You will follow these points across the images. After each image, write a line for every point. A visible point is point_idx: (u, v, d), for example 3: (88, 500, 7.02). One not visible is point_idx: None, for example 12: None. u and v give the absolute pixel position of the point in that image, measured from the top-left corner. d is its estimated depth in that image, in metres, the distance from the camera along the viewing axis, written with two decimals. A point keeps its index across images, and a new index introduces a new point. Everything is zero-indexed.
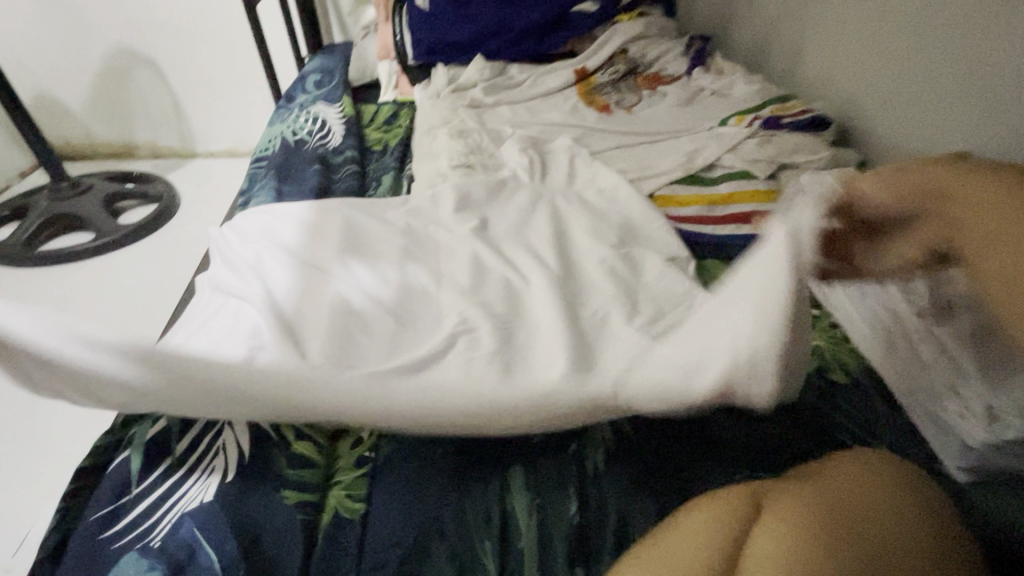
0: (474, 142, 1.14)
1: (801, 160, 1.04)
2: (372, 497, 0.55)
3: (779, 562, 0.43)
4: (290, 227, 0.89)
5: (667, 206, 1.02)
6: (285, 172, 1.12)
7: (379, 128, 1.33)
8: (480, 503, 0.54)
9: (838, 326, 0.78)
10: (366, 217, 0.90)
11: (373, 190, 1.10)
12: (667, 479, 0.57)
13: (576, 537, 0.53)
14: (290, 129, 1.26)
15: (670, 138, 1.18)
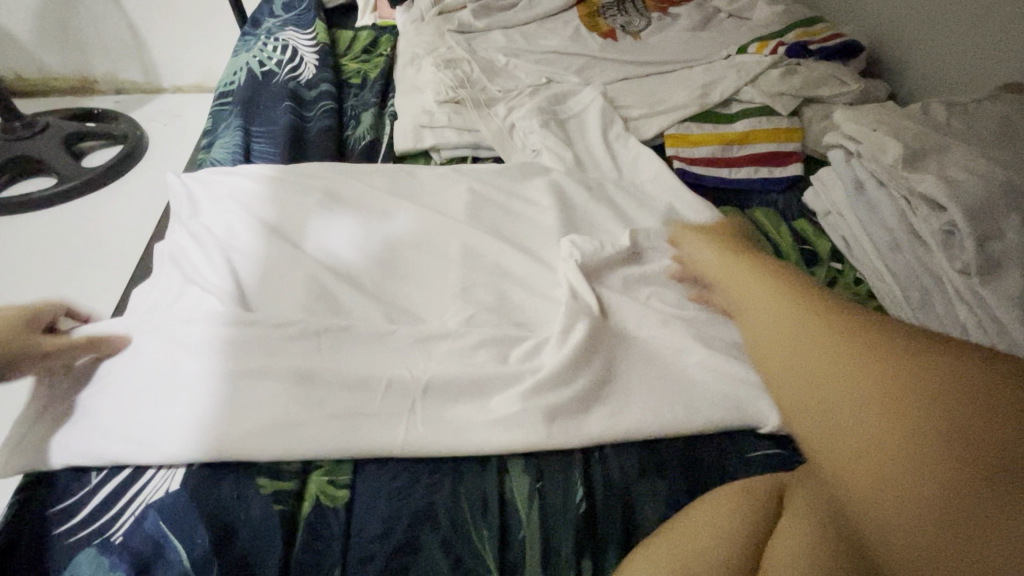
0: (463, 73, 1.02)
1: (828, 93, 0.92)
2: (358, 484, 0.51)
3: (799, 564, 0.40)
4: (259, 186, 0.79)
5: (678, 146, 0.92)
6: (252, 110, 0.99)
7: (356, 57, 1.18)
8: (476, 489, 0.50)
9: (863, 282, 0.72)
10: (344, 177, 0.81)
11: (351, 128, 0.98)
12: (684, 458, 0.53)
13: (584, 527, 0.49)
14: (256, 60, 1.11)
15: (683, 67, 1.06)
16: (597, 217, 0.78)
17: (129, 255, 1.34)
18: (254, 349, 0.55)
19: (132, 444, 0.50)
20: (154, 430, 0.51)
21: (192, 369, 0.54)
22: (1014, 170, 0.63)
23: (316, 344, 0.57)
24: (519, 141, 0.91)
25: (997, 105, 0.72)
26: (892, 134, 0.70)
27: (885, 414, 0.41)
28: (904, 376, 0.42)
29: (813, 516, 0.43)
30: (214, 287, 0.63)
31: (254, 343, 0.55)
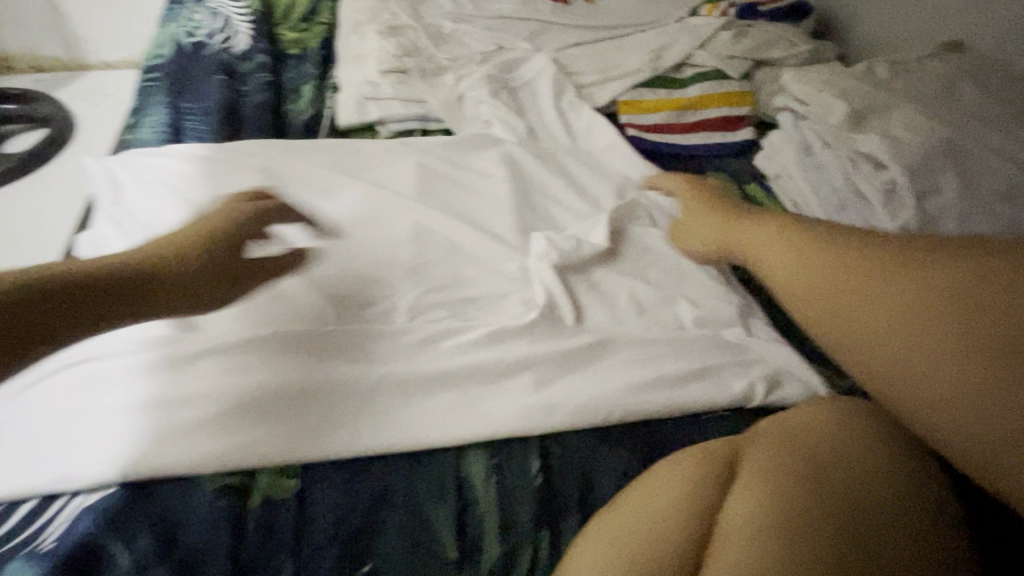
0: (409, 42, 0.97)
1: (778, 55, 0.93)
2: (311, 473, 0.49)
3: (762, 523, 0.40)
4: (188, 167, 0.74)
5: (633, 113, 0.90)
6: (182, 86, 0.92)
7: (294, 25, 1.11)
8: (433, 470, 0.49)
9: None
10: (282, 155, 0.77)
11: (291, 102, 0.92)
12: (640, 425, 0.54)
13: (545, 501, 0.49)
14: (184, 30, 1.03)
15: (635, 31, 1.04)
16: (551, 188, 0.77)
17: None
18: (197, 352, 0.53)
19: (50, 467, 0.47)
20: (100, 452, 0.47)
21: (128, 390, 0.51)
22: (951, 126, 0.64)
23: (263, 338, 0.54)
24: (470, 111, 0.88)
25: (936, 63, 0.73)
26: (838, 94, 0.71)
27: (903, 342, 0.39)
28: (915, 293, 0.40)
29: (769, 473, 0.43)
30: None
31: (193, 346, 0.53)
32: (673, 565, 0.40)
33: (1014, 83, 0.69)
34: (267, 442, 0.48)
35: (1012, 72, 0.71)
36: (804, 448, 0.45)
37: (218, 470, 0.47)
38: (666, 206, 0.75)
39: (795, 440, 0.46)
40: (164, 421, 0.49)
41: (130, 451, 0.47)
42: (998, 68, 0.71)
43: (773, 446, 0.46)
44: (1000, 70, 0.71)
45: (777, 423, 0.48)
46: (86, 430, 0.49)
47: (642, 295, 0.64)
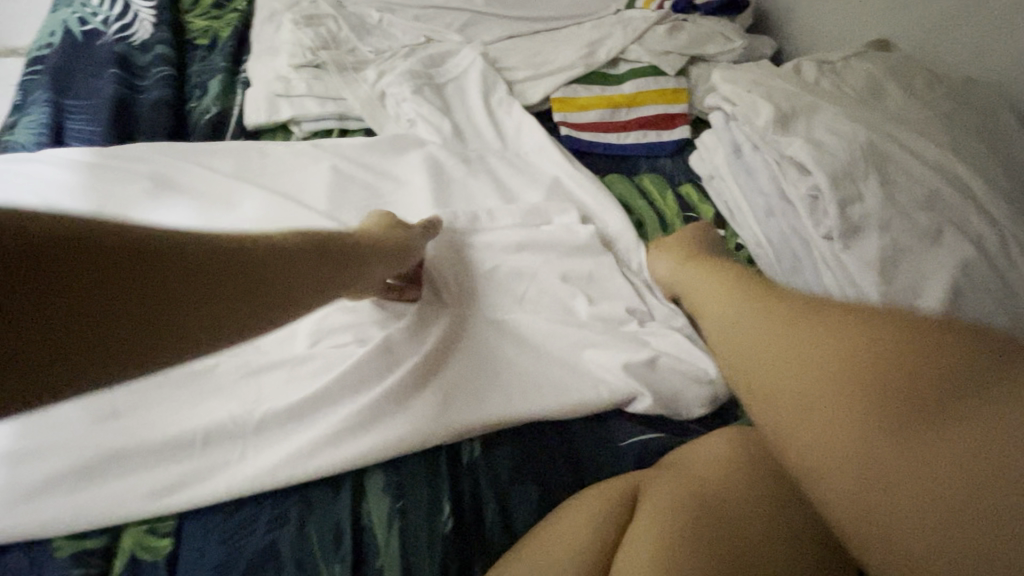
0: (329, 33, 0.90)
1: (713, 52, 0.91)
2: (184, 528, 0.44)
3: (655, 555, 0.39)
4: (67, 175, 0.67)
5: (566, 110, 0.86)
6: (67, 79, 0.83)
7: (204, 11, 1.02)
8: (327, 517, 0.45)
9: (744, 248, 0.72)
10: (176, 159, 0.70)
11: (194, 98, 0.84)
12: (558, 450, 0.51)
13: (455, 543, 0.45)
14: (76, 16, 0.93)
15: (572, 23, 0.99)
16: (477, 194, 0.73)
17: None
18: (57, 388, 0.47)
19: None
20: None
21: None
22: (875, 129, 0.63)
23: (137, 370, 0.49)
24: (392, 110, 0.82)
25: (863, 63, 0.72)
26: (765, 94, 0.69)
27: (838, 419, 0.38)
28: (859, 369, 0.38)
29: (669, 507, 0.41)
30: None
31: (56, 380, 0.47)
32: None
33: (937, 85, 0.69)
34: (128, 492, 0.43)
35: (934, 73, 0.70)
36: (703, 484, 0.43)
37: (70, 530, 0.41)
38: (596, 212, 0.72)
39: (694, 474, 0.44)
40: (8, 475, 0.43)
41: None
42: (922, 68, 0.71)
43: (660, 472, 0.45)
44: (923, 72, 0.70)
45: (682, 454, 0.47)
46: None
47: (564, 309, 0.60)
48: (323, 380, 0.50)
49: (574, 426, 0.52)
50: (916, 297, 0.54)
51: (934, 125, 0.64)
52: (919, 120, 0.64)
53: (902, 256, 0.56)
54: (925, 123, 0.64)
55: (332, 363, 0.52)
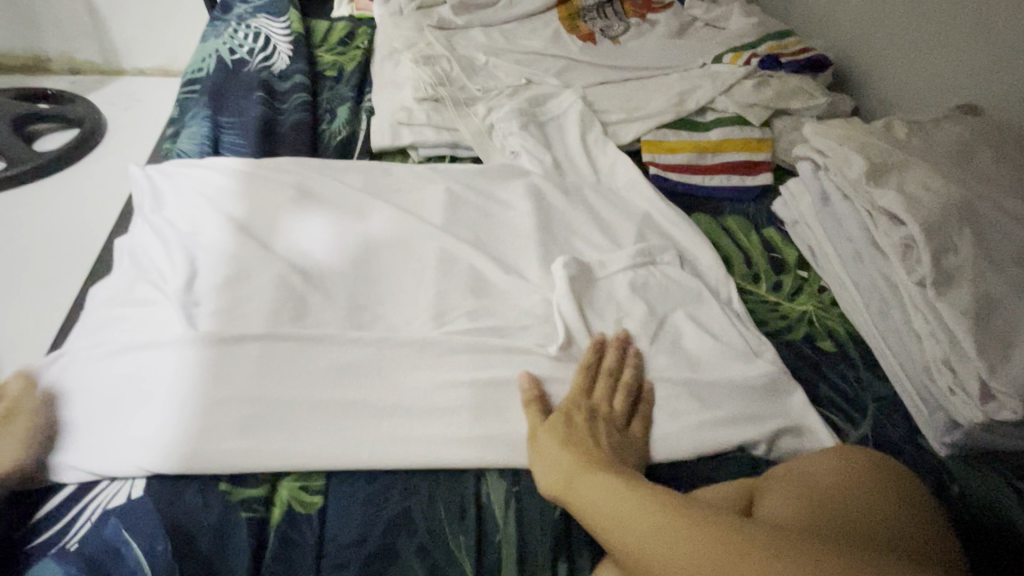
0: (443, 71, 1.01)
1: (797, 106, 0.96)
2: (331, 488, 0.50)
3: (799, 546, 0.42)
4: (227, 180, 0.77)
5: (656, 152, 0.93)
6: (221, 100, 0.96)
7: (331, 48, 1.15)
8: (452, 494, 0.51)
9: (826, 290, 0.76)
10: (316, 174, 0.80)
11: (325, 122, 0.96)
12: (658, 463, 0.57)
13: (564, 532, 0.50)
14: (226, 47, 1.08)
15: (661, 74, 1.07)
16: (575, 222, 0.80)
17: (70, 250, 1.09)
18: (232, 358, 0.56)
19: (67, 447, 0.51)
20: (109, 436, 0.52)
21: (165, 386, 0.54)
22: (968, 187, 0.66)
23: (301, 353, 0.58)
24: (498, 142, 0.91)
25: (952, 125, 0.76)
26: (857, 148, 0.73)
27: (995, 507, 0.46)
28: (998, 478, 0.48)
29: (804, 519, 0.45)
30: (174, 295, 0.61)
31: (229, 356, 0.56)
32: None
33: None
34: (292, 447, 0.51)
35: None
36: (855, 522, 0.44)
37: (262, 475, 0.50)
38: (686, 247, 0.78)
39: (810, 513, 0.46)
40: (199, 421, 0.52)
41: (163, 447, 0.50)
42: (1012, 133, 0.74)
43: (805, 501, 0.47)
44: (1013, 137, 0.74)
45: (788, 467, 0.51)
46: (126, 426, 0.52)
47: (659, 332, 0.66)
48: (446, 368, 0.59)
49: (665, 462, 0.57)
50: (1012, 347, 0.56)
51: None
52: (1011, 183, 0.68)
53: (997, 307, 0.58)
54: (1017, 185, 0.67)
55: (452, 351, 0.60)
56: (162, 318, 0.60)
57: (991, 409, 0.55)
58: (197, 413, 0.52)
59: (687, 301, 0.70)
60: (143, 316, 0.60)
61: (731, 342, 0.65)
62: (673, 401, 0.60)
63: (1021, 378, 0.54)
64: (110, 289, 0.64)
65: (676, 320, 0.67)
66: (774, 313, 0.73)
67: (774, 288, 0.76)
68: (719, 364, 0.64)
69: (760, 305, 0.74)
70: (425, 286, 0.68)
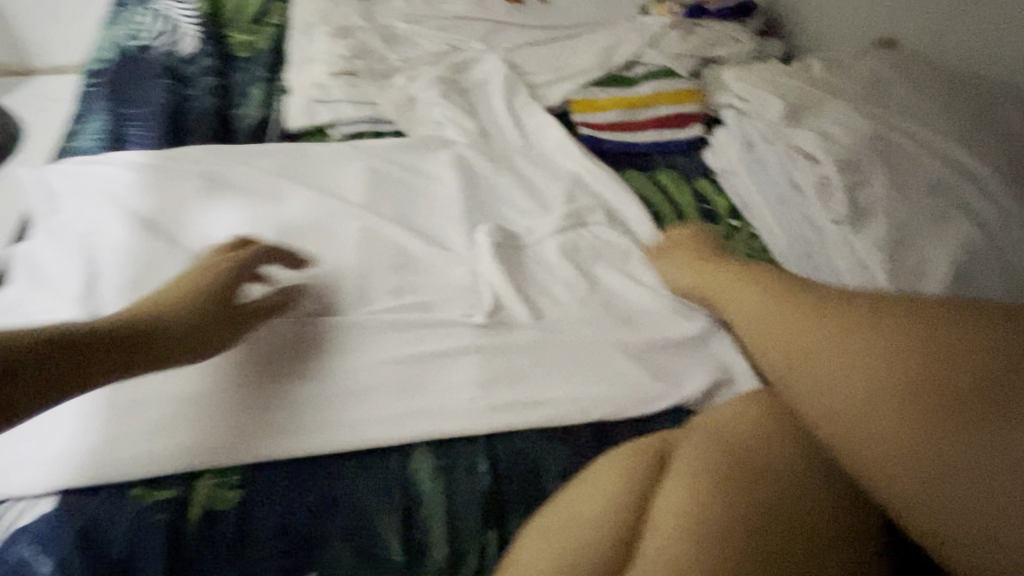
0: (360, 43, 0.96)
1: (724, 53, 0.95)
2: (253, 481, 0.49)
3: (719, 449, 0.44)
4: (125, 173, 0.72)
5: (586, 110, 0.91)
6: (122, 88, 0.89)
7: (244, 27, 1.08)
8: (378, 474, 0.49)
9: (757, 237, 0.75)
10: (227, 160, 0.76)
11: (238, 106, 0.91)
12: (588, 425, 0.55)
13: (493, 499, 0.50)
14: (128, 33, 1.00)
15: (589, 30, 1.04)
16: (503, 189, 0.78)
17: None
18: None
19: None
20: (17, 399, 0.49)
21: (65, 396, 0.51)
22: (882, 121, 0.67)
23: None
24: (421, 113, 0.88)
25: (869, 60, 0.76)
26: (774, 91, 0.73)
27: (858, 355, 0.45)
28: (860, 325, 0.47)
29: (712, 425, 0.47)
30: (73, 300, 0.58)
31: None
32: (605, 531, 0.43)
33: (942, 77, 0.72)
34: (206, 444, 0.49)
35: (939, 69, 0.74)
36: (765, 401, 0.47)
37: (175, 475, 0.48)
38: (616, 205, 0.77)
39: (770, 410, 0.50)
40: (108, 429, 0.50)
41: (64, 459, 0.48)
42: (927, 63, 0.74)
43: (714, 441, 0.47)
44: (928, 67, 0.74)
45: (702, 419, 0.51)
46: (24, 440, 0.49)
47: (587, 292, 0.65)
48: (370, 348, 0.57)
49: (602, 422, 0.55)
50: (924, 276, 0.57)
51: (940, 116, 0.67)
52: (925, 112, 0.68)
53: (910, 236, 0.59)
54: (930, 114, 0.68)
55: (377, 330, 0.58)
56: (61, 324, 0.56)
57: None
58: (103, 420, 0.50)
59: (616, 259, 0.70)
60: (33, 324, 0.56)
61: (660, 296, 0.65)
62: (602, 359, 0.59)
63: None
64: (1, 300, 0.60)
65: (605, 280, 0.67)
66: None
67: None
68: (648, 319, 0.64)
69: None
70: (346, 267, 0.65)
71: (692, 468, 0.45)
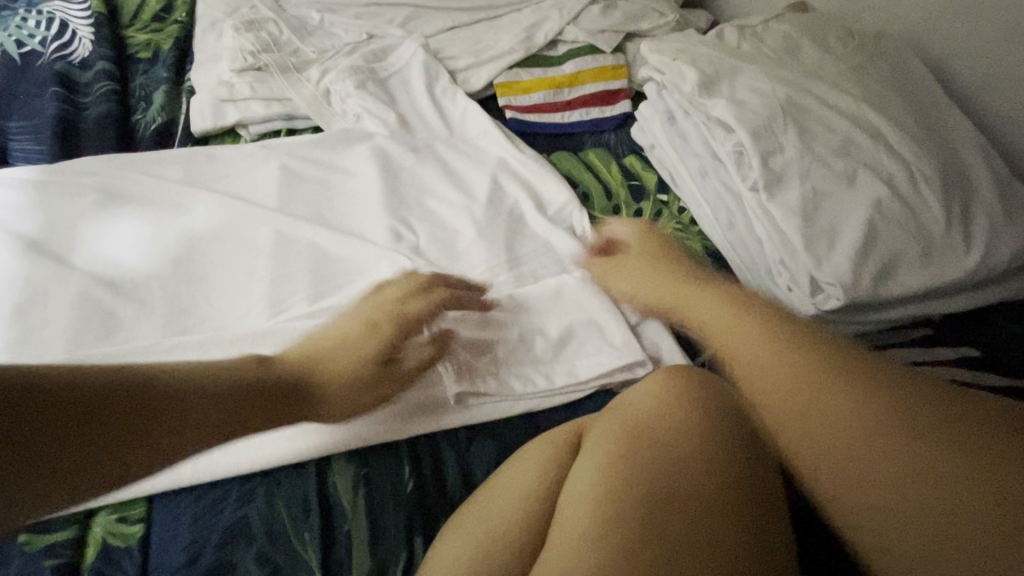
0: (270, 35, 0.91)
1: (647, 26, 0.95)
2: (154, 514, 0.46)
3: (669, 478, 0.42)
4: (10, 192, 0.67)
5: (510, 94, 0.89)
6: (7, 99, 0.81)
7: (143, 25, 1.01)
8: (294, 492, 0.47)
9: (686, 210, 0.76)
10: (124, 170, 0.71)
11: (140, 112, 0.85)
12: (516, 416, 0.55)
13: (417, 503, 0.48)
14: (10, 38, 0.91)
15: (510, 10, 1.02)
16: (425, 179, 0.75)
17: None
18: None
19: None
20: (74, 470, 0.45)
21: None
22: (793, 85, 0.67)
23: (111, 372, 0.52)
24: (338, 107, 0.84)
25: (781, 24, 0.76)
26: (689, 61, 0.72)
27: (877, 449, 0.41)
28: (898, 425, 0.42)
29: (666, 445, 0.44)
30: None
31: None
32: (525, 520, 0.42)
33: (852, 37, 0.74)
34: None
35: (847, 30, 0.74)
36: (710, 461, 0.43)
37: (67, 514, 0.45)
38: (542, 189, 0.75)
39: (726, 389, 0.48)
40: None
41: None
42: (837, 25, 0.75)
43: (631, 421, 0.46)
44: (838, 30, 0.74)
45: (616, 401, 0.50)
46: None
47: (513, 281, 0.65)
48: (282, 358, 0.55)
49: (535, 410, 0.55)
50: (836, 237, 0.58)
51: (848, 76, 0.68)
52: (834, 73, 0.69)
53: (821, 201, 0.60)
54: (840, 76, 0.68)
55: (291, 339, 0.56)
56: None
57: (821, 301, 0.57)
58: None
59: (541, 245, 0.69)
60: None
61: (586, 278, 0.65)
62: (529, 347, 0.58)
63: (844, 264, 0.56)
64: None
65: (529, 268, 0.66)
66: None
67: (634, 216, 0.76)
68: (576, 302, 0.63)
69: None
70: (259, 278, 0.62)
71: (602, 447, 0.44)
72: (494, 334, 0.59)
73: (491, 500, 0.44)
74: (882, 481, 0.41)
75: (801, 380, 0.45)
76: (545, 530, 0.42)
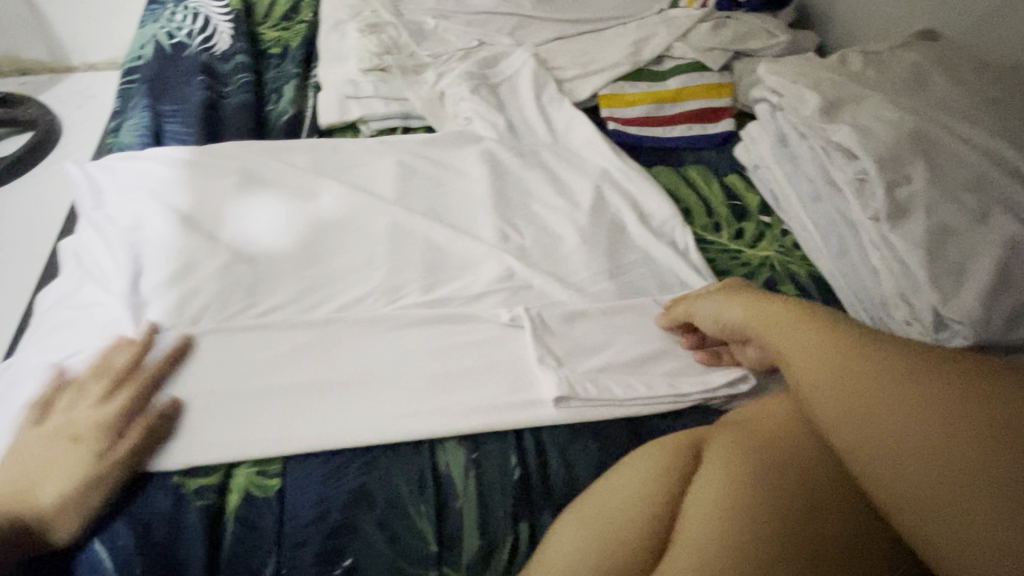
0: (390, 39, 0.97)
1: (756, 46, 0.94)
2: (290, 471, 0.50)
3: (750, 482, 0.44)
4: (167, 170, 0.74)
5: (614, 106, 0.91)
6: (161, 86, 0.91)
7: (274, 23, 1.10)
8: (410, 467, 0.51)
9: (788, 234, 0.75)
10: (262, 157, 0.78)
11: (271, 103, 0.93)
12: (616, 420, 0.56)
13: (522, 492, 0.51)
14: (163, 31, 1.01)
15: (617, 24, 1.03)
16: (531, 184, 0.78)
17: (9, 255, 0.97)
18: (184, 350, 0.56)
19: None
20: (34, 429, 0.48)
21: None
22: (922, 115, 0.65)
23: (252, 339, 0.58)
24: (451, 109, 0.89)
25: (909, 52, 0.74)
26: (810, 85, 0.72)
27: (938, 470, 0.39)
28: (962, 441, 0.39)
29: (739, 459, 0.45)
30: (113, 295, 0.60)
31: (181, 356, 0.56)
32: (642, 525, 0.44)
33: (987, 68, 0.71)
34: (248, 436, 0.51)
35: (981, 61, 0.72)
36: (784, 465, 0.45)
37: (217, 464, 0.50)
38: (645, 202, 0.77)
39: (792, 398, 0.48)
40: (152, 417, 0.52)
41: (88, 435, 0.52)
42: (969, 54, 0.73)
43: (751, 440, 0.47)
44: (972, 60, 0.71)
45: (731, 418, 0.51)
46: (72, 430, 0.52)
47: (616, 290, 0.66)
48: (400, 341, 0.59)
49: (635, 417, 0.56)
50: (964, 274, 0.56)
51: (983, 108, 0.66)
52: (968, 104, 0.66)
53: (950, 235, 0.58)
54: (974, 107, 0.66)
55: (409, 324, 0.60)
56: (108, 319, 0.58)
57: (944, 337, 0.56)
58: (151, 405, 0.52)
59: (643, 257, 0.70)
60: (79, 321, 0.58)
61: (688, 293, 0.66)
62: (632, 355, 0.59)
63: (972, 301, 0.54)
64: (58, 291, 0.63)
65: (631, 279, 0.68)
66: (735, 261, 0.72)
67: (736, 236, 0.76)
68: None
69: (720, 254, 0.73)
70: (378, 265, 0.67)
71: (722, 465, 0.45)
72: (596, 339, 0.61)
73: (606, 502, 0.46)
74: (922, 496, 0.39)
75: (849, 386, 0.44)
76: (660, 537, 0.43)
